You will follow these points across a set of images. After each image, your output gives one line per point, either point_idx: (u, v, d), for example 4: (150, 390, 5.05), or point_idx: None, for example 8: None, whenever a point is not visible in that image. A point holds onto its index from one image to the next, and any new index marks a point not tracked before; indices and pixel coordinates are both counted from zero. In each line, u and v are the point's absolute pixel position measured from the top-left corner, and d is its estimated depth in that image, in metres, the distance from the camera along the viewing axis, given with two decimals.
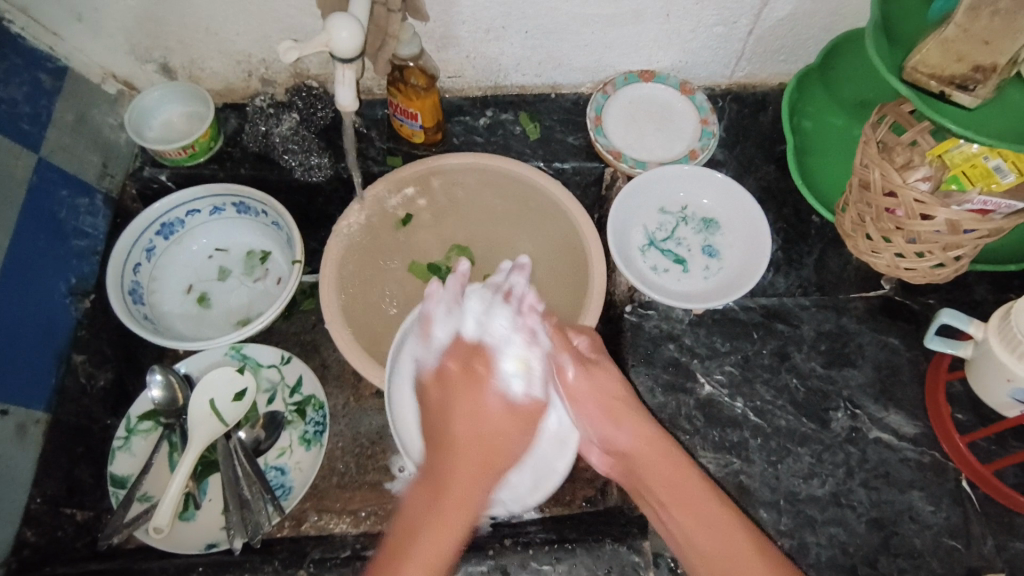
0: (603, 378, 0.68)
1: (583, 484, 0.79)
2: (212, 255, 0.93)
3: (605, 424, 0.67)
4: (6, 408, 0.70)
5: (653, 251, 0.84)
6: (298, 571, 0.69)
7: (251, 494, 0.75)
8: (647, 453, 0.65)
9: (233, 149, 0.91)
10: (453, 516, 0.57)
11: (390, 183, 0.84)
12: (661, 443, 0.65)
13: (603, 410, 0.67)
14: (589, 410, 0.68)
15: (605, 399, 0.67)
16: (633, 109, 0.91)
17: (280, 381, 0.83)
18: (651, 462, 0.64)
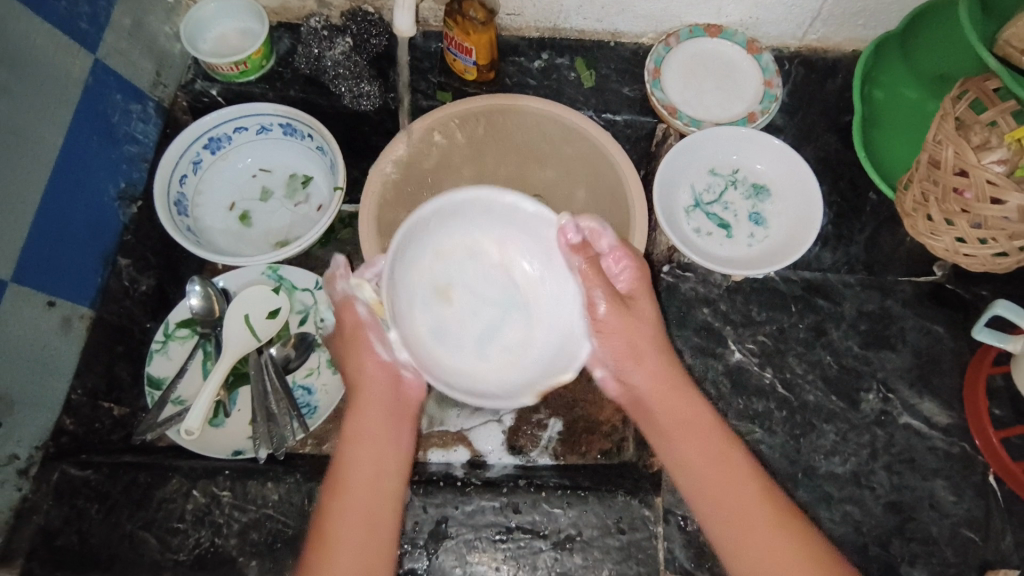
0: (637, 308, 0.66)
1: (600, 437, 0.80)
2: (255, 175, 0.93)
3: (625, 362, 0.66)
4: (52, 300, 0.72)
5: (697, 212, 0.82)
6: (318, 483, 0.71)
7: (279, 408, 0.76)
8: (655, 391, 0.66)
9: (284, 70, 0.91)
10: (370, 467, 0.65)
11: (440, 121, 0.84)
12: (678, 389, 0.66)
13: (635, 359, 0.66)
14: (614, 342, 0.65)
15: (642, 346, 0.66)
16: (694, 63, 0.88)
17: (313, 304, 0.85)
18: (664, 394, 0.66)
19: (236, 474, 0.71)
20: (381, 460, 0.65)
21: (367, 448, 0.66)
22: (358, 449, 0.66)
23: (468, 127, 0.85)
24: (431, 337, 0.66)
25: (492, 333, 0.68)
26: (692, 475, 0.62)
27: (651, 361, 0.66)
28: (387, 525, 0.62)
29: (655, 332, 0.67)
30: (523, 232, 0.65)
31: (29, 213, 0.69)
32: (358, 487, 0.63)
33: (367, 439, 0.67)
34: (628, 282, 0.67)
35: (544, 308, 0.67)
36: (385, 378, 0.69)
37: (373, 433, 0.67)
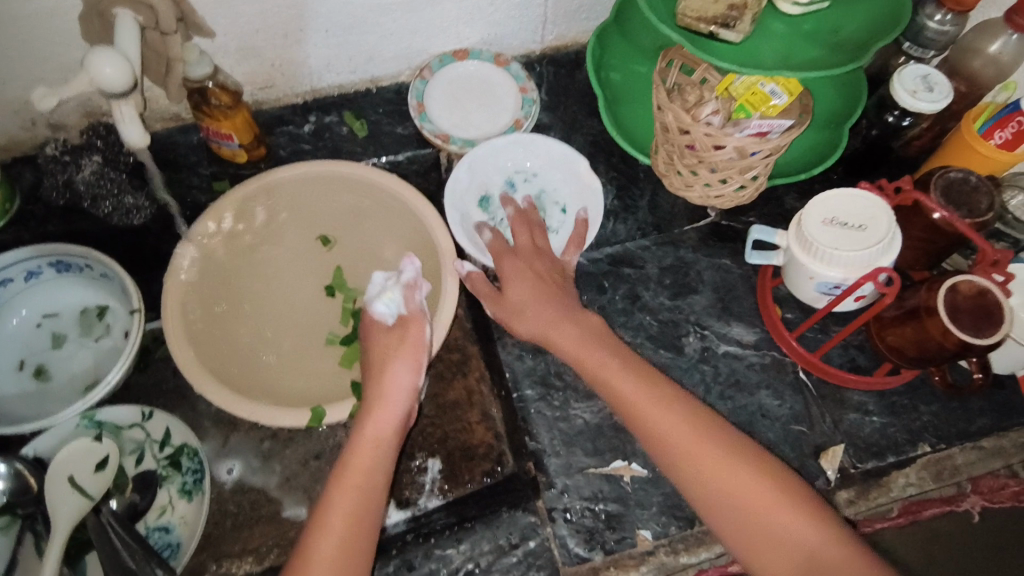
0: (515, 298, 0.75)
1: (480, 460, 0.75)
2: (40, 322, 0.85)
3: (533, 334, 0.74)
4: None
5: (499, 223, 0.86)
6: None
7: (136, 563, 0.69)
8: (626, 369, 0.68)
9: (35, 207, 0.84)
10: (372, 462, 0.66)
11: (221, 213, 0.81)
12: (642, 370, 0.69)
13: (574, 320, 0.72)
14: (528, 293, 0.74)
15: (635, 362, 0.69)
16: (453, 89, 0.92)
17: (146, 438, 0.79)
18: (636, 384, 0.67)
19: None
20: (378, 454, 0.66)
21: (377, 442, 0.67)
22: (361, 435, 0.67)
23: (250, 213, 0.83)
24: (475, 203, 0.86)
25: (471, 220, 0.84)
26: (647, 428, 0.65)
27: (540, 317, 0.73)
28: (376, 508, 0.64)
29: (554, 303, 0.74)
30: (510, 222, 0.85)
31: None
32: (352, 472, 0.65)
33: (380, 431, 0.67)
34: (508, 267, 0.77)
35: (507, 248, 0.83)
36: (406, 383, 0.70)
37: (389, 424, 0.68)
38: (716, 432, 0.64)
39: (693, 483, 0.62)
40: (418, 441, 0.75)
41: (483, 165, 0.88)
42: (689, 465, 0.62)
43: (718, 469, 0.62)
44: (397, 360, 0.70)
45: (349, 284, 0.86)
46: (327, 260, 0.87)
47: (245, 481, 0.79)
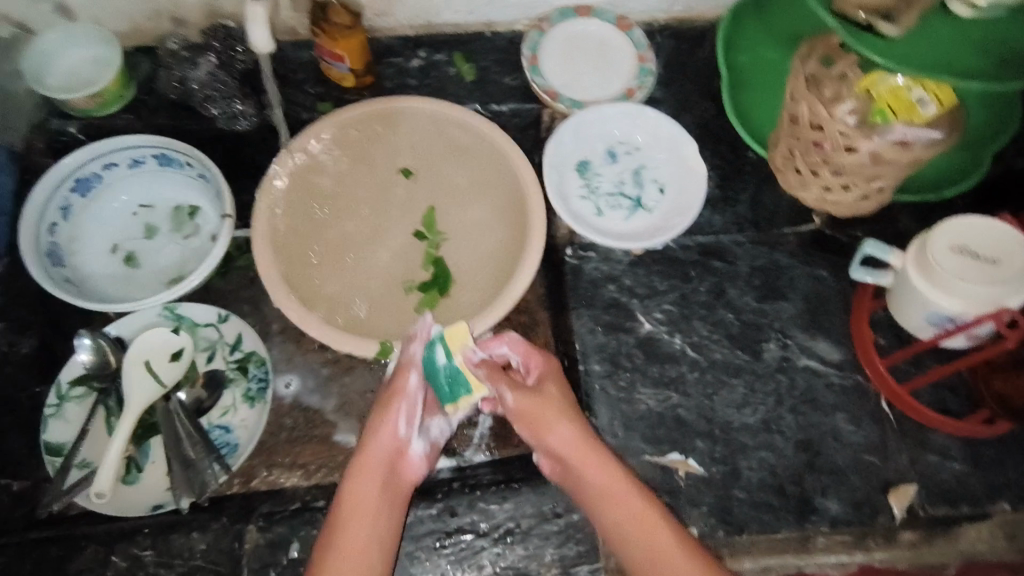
0: (546, 398, 0.67)
1: None
2: (136, 212, 0.88)
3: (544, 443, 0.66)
4: None
5: (594, 191, 0.83)
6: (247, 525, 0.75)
7: (196, 453, 0.74)
8: (617, 491, 0.63)
9: (148, 98, 0.87)
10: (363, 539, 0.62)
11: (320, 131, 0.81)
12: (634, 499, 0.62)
13: (567, 418, 0.66)
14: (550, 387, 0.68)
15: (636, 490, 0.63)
16: (569, 45, 0.89)
17: (218, 339, 0.81)
18: (624, 505, 0.62)
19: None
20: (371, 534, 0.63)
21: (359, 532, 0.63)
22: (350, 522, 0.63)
23: (349, 138, 0.83)
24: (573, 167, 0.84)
25: (568, 185, 0.83)
26: (620, 515, 0.62)
27: (561, 435, 0.65)
28: None
29: (575, 412, 0.67)
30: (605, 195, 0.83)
31: None
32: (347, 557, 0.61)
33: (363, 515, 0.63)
34: (541, 368, 0.69)
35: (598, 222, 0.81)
36: (391, 445, 0.67)
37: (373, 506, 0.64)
38: (662, 522, 0.61)
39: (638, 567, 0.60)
40: None
41: (587, 129, 0.85)
42: (647, 553, 0.59)
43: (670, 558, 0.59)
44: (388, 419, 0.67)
45: (437, 228, 0.84)
46: (420, 201, 0.85)
47: (304, 399, 0.81)
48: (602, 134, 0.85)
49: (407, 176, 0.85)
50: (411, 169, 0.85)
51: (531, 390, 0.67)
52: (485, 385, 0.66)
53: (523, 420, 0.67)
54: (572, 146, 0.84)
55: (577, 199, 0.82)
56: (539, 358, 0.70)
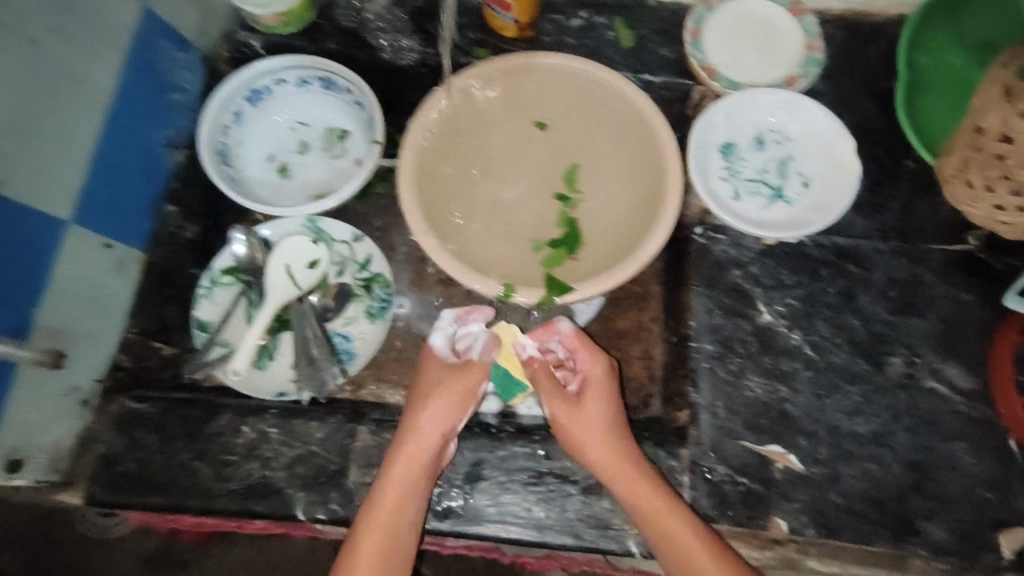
0: (586, 407, 0.71)
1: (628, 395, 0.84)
2: (294, 127, 0.96)
3: (576, 449, 0.70)
4: (111, 242, 0.74)
5: (735, 175, 0.82)
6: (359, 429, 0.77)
7: (320, 354, 0.80)
8: (652, 503, 0.66)
9: (324, 22, 0.92)
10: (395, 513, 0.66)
11: (474, 75, 0.83)
12: (671, 513, 0.65)
13: (606, 430, 0.70)
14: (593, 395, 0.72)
15: (670, 505, 0.66)
16: (735, 24, 0.87)
17: (351, 256, 0.87)
18: (661, 516, 0.65)
19: (283, 413, 0.72)
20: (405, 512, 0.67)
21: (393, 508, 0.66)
22: (387, 495, 0.66)
23: (497, 86, 0.85)
24: (718, 149, 0.83)
25: (710, 165, 0.82)
26: (654, 524, 0.65)
27: (595, 442, 0.69)
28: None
29: (612, 425, 0.70)
30: (746, 182, 0.82)
31: (85, 151, 0.70)
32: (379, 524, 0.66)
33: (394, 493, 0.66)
34: (588, 371, 0.73)
35: (734, 207, 0.81)
36: (434, 431, 0.70)
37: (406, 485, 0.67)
38: (695, 528, 0.65)
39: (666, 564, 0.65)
40: None
41: (739, 112, 0.84)
42: (676, 558, 0.64)
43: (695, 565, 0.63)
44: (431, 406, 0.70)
45: (577, 187, 0.85)
46: (559, 158, 0.86)
47: (418, 325, 0.86)
48: (753, 120, 0.84)
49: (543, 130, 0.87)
50: (546, 122, 0.87)
51: (573, 400, 0.71)
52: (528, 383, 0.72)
53: (561, 429, 0.71)
54: (720, 128, 0.83)
55: (717, 181, 0.82)
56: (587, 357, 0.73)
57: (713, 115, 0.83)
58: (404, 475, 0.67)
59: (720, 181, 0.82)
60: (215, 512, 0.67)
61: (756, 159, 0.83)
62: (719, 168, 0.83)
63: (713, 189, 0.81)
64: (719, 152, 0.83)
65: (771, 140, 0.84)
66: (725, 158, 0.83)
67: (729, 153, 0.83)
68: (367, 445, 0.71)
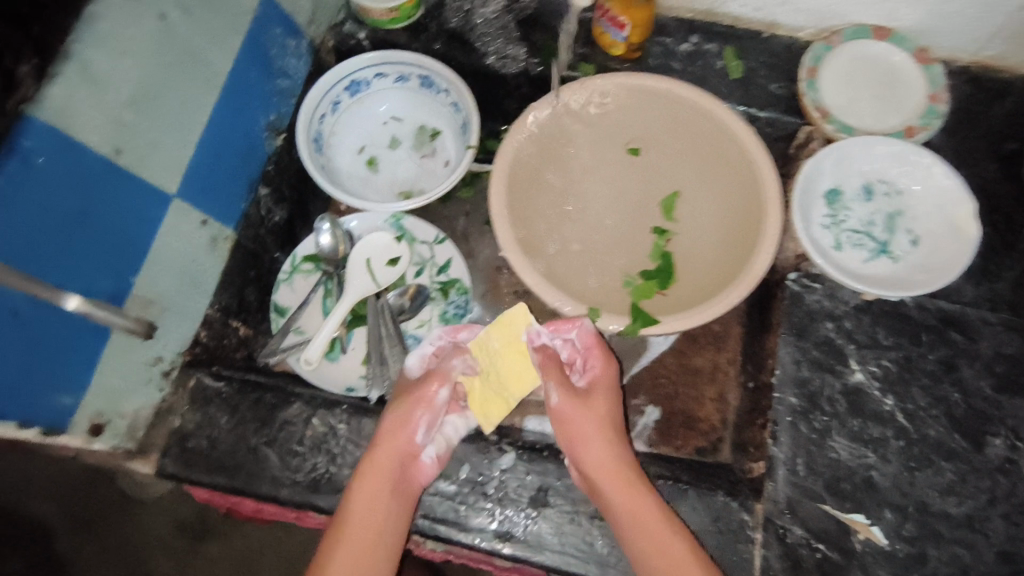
0: (592, 404, 0.72)
1: (697, 433, 0.84)
2: (386, 122, 0.96)
3: (574, 444, 0.69)
4: (207, 219, 0.74)
5: (837, 223, 0.79)
6: None
7: (391, 353, 0.80)
8: (649, 528, 0.63)
9: (430, 22, 0.91)
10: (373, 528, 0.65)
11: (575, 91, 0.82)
12: (668, 545, 0.62)
13: (602, 435, 0.70)
14: (598, 398, 0.72)
15: (666, 535, 0.63)
16: (854, 66, 0.84)
17: (430, 258, 0.87)
18: (658, 545, 0.62)
19: (356, 410, 0.71)
20: (383, 522, 0.65)
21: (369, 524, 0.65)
22: (377, 472, 0.66)
23: (594, 105, 0.83)
24: (822, 196, 0.80)
25: (812, 212, 0.79)
26: (652, 552, 0.62)
27: (594, 449, 0.68)
28: None
29: (613, 429, 0.71)
30: (848, 233, 0.79)
31: (196, 128, 0.71)
32: (367, 498, 0.66)
33: (370, 508, 0.65)
34: (596, 372, 0.73)
35: (835, 259, 0.77)
36: (404, 448, 0.68)
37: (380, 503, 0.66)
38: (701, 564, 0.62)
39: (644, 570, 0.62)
40: (648, 387, 0.86)
41: (850, 159, 0.80)
42: None
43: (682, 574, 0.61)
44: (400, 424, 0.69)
45: (674, 217, 0.83)
46: (651, 186, 0.84)
47: None
48: (863, 168, 0.80)
49: (635, 155, 0.85)
50: (639, 148, 0.85)
51: (579, 395, 0.72)
52: (537, 372, 0.73)
53: (564, 422, 0.72)
54: (828, 173, 0.80)
55: (817, 229, 0.79)
56: (599, 360, 0.74)
57: (823, 160, 0.79)
58: (375, 492, 0.66)
59: (822, 228, 0.79)
60: (280, 501, 0.67)
61: (861, 210, 0.80)
62: (821, 215, 0.79)
63: (813, 236, 0.78)
64: (823, 198, 0.80)
65: (881, 191, 0.80)
66: (828, 205, 0.80)
67: (834, 200, 0.80)
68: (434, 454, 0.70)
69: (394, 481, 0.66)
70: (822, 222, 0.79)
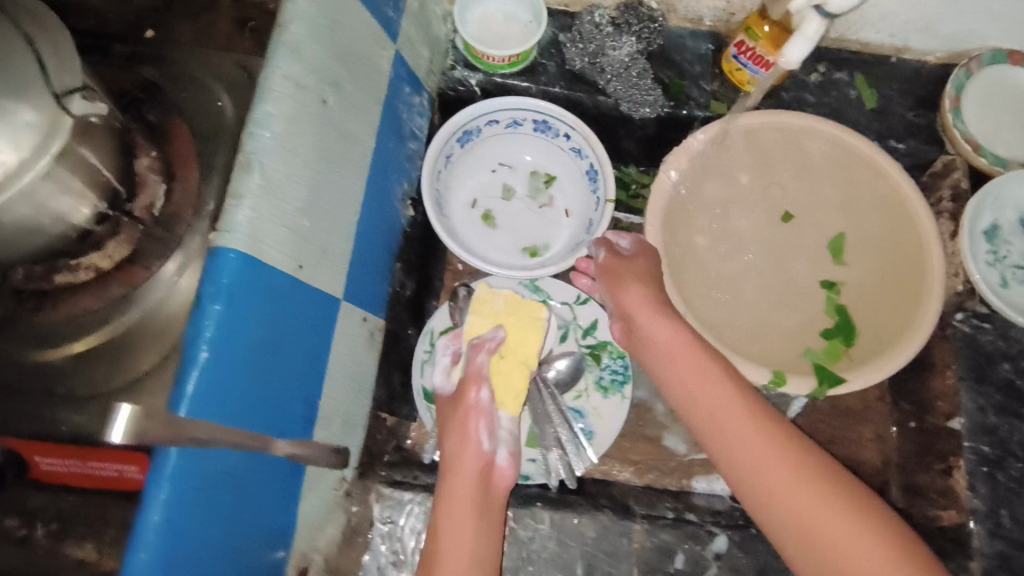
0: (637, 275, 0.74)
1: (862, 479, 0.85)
2: (496, 169, 0.89)
3: (622, 299, 0.75)
4: (366, 315, 0.68)
5: (999, 260, 0.78)
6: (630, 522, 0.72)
7: (566, 433, 0.76)
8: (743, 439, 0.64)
9: (548, 62, 0.83)
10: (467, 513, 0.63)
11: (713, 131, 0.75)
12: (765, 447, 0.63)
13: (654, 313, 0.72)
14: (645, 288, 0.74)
15: (757, 444, 0.63)
16: (993, 92, 0.83)
17: (573, 319, 0.83)
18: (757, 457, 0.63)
19: (551, 506, 0.72)
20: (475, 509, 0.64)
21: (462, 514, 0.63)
22: (459, 468, 0.66)
23: (738, 150, 0.78)
24: (982, 232, 0.78)
25: (977, 250, 0.78)
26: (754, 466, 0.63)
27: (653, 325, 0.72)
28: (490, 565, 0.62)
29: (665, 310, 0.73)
30: (1011, 268, 0.78)
31: (352, 219, 0.64)
32: (451, 494, 0.64)
33: (459, 502, 0.64)
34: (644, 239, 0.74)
35: (1008, 296, 0.76)
36: (477, 463, 0.66)
37: (468, 494, 0.64)
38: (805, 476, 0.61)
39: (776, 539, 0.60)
40: (809, 436, 0.86)
41: (1005, 193, 0.79)
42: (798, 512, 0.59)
43: (818, 504, 0.59)
44: (461, 427, 0.68)
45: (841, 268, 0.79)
46: (807, 240, 0.80)
47: (641, 395, 0.82)
48: (1017, 201, 0.80)
49: (788, 220, 0.81)
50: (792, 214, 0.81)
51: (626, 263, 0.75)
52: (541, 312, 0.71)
53: (611, 278, 0.76)
54: (986, 210, 0.79)
55: (985, 267, 0.77)
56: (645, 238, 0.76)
57: (981, 198, 0.78)
58: (458, 493, 0.64)
59: (988, 266, 0.78)
60: None
61: (1020, 244, 0.79)
62: (985, 252, 0.78)
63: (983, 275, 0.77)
64: (984, 235, 0.78)
65: None
66: (989, 241, 0.79)
67: (994, 236, 0.79)
68: (643, 545, 0.71)
69: (470, 470, 0.66)
70: (986, 259, 0.78)
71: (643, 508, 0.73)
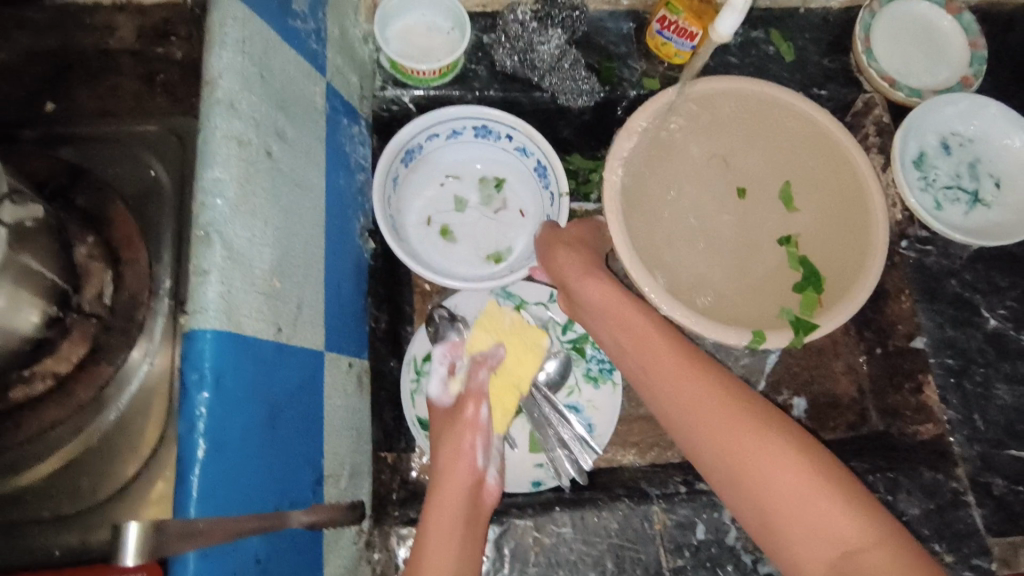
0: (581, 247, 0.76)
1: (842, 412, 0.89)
2: (444, 183, 0.88)
3: (560, 267, 0.76)
4: (350, 360, 0.67)
5: (931, 184, 0.83)
6: (648, 505, 0.72)
7: (565, 432, 0.77)
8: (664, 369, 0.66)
9: (477, 66, 0.82)
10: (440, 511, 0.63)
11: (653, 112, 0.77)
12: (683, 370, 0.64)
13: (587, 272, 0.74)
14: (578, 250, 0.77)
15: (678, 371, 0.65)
16: (897, 28, 0.87)
17: (549, 317, 0.83)
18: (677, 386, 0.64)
19: (570, 508, 0.71)
20: (455, 503, 0.64)
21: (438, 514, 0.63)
22: (450, 474, 0.66)
23: (677, 125, 0.81)
24: (911, 162, 0.83)
25: (909, 180, 0.82)
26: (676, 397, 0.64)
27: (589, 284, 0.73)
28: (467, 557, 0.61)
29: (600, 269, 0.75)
30: (942, 189, 0.83)
31: (319, 266, 0.62)
32: (436, 499, 0.65)
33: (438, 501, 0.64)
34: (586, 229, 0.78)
35: (944, 216, 0.81)
36: (469, 468, 0.67)
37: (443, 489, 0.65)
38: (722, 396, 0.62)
39: (708, 468, 0.61)
40: (788, 381, 0.91)
41: (925, 121, 0.84)
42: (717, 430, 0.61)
43: (729, 425, 0.60)
44: (455, 438, 0.69)
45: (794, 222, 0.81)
46: (760, 202, 0.82)
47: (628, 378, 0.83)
48: (937, 127, 0.84)
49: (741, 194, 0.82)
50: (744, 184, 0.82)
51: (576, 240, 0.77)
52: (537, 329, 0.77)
53: (550, 246, 0.78)
54: (911, 141, 0.83)
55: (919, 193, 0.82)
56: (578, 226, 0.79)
57: (905, 130, 0.82)
58: (449, 495, 0.64)
59: (923, 193, 0.82)
60: None
61: (946, 166, 0.84)
62: (917, 180, 0.83)
63: (919, 201, 0.81)
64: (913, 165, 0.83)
65: (958, 143, 0.84)
66: (919, 169, 0.83)
67: (922, 164, 0.83)
68: (666, 524, 0.71)
69: (457, 474, 0.66)
70: (920, 185, 0.82)
71: (658, 488, 0.74)
